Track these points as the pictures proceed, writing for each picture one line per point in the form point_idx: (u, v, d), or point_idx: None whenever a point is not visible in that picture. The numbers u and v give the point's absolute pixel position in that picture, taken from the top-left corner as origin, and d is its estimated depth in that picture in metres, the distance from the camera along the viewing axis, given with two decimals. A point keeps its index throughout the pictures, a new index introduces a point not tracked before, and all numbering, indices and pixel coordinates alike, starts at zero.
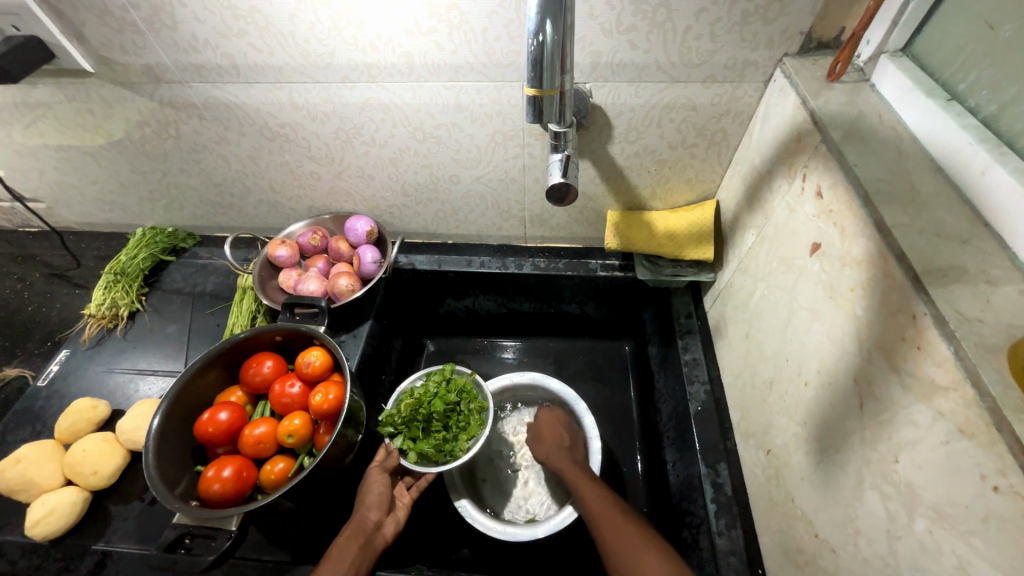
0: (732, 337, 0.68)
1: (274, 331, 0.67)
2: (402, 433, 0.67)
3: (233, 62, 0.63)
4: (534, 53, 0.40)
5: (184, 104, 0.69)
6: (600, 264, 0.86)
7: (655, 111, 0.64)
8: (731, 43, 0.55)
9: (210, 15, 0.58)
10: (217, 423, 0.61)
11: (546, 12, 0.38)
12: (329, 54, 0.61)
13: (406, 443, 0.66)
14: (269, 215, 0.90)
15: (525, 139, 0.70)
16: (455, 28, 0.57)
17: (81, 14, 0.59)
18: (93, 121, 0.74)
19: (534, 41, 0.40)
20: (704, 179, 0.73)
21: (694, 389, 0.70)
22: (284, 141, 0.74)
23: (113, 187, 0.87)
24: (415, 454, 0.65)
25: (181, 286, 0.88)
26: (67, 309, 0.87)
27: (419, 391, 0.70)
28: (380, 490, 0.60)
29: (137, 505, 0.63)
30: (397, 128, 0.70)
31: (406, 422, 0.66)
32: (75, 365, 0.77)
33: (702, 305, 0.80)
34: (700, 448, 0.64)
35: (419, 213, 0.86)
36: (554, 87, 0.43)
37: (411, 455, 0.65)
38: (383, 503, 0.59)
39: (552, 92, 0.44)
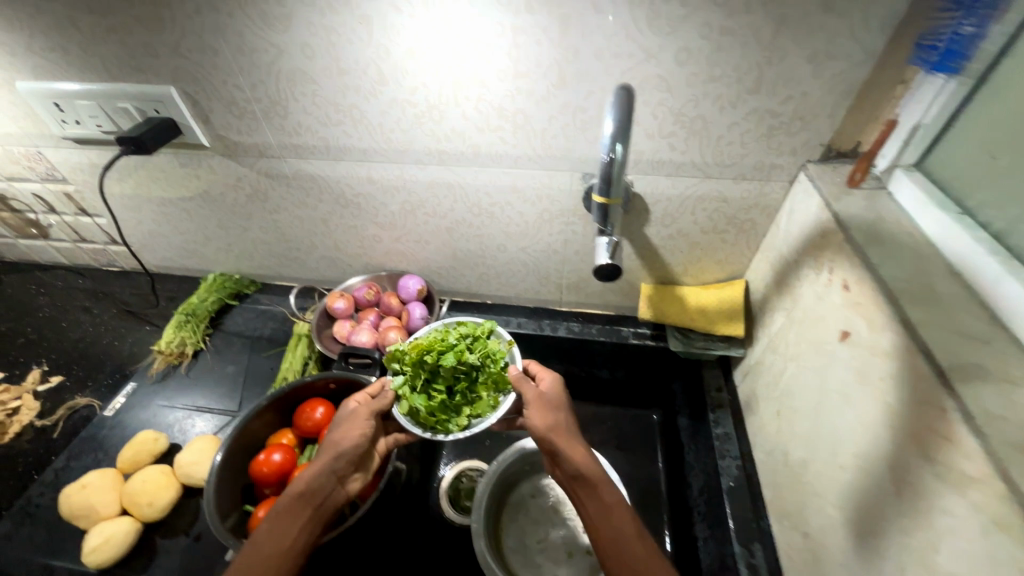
0: (764, 414, 0.70)
1: (328, 378, 0.72)
2: (405, 376, 0.67)
3: (326, 144, 0.74)
4: (607, 168, 0.48)
5: (276, 174, 0.81)
6: (632, 332, 0.91)
7: (689, 201, 0.72)
8: (759, 149, 0.64)
9: (316, 108, 0.69)
10: (270, 464, 0.64)
11: (617, 138, 0.46)
12: (408, 141, 0.71)
13: (401, 391, 0.66)
14: (328, 269, 0.99)
15: (569, 219, 0.78)
16: (519, 127, 0.66)
17: (212, 103, 0.71)
18: (196, 183, 0.86)
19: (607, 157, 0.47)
20: (733, 261, 0.80)
21: (727, 463, 0.71)
22: (355, 208, 0.84)
23: (197, 238, 0.98)
24: (405, 406, 0.64)
25: (242, 328, 0.95)
26: (137, 344, 0.95)
27: (438, 337, 0.69)
28: (357, 435, 0.59)
29: (182, 540, 0.66)
30: (457, 204, 0.79)
31: (410, 363, 0.66)
32: (141, 397, 0.84)
33: (732, 380, 0.82)
34: (733, 526, 0.65)
35: (465, 275, 0.94)
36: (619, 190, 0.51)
37: (401, 406, 0.64)
38: (349, 458, 0.58)
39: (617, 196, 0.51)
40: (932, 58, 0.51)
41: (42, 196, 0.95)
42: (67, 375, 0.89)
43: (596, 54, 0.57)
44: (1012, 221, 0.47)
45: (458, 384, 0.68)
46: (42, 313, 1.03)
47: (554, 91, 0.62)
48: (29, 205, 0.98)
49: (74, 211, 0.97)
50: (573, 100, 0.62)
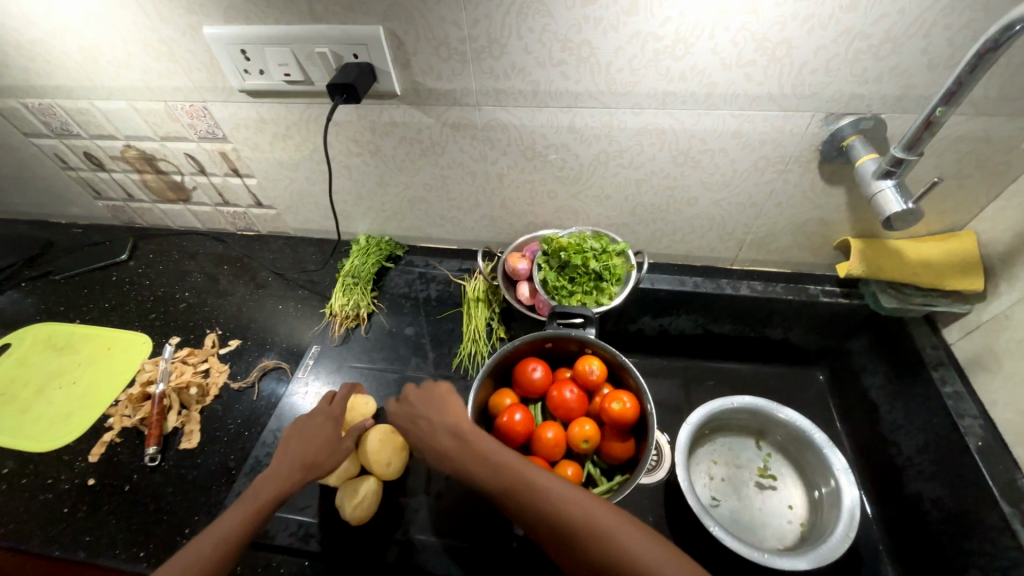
0: (1014, 373, 0.66)
1: (545, 338, 0.70)
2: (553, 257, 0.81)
3: (536, 88, 0.68)
4: None
5: (464, 125, 0.76)
6: (820, 290, 0.86)
7: (941, 143, 0.65)
8: None
9: (539, 47, 0.63)
10: (516, 423, 0.63)
11: None
12: (634, 83, 0.65)
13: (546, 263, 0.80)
14: (485, 228, 0.96)
15: (787, 166, 0.72)
16: (774, 61, 0.60)
17: (419, 45, 0.66)
18: (369, 138, 0.81)
19: None
20: (961, 211, 0.74)
21: (968, 423, 0.68)
22: (541, 160, 0.79)
23: (351, 198, 0.94)
24: (542, 273, 0.79)
25: (405, 290, 0.93)
26: (301, 308, 0.94)
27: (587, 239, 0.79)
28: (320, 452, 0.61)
29: (424, 498, 0.66)
30: (662, 152, 0.74)
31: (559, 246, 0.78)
32: (329, 358, 0.84)
33: (942, 335, 0.78)
34: (995, 486, 0.63)
35: (636, 232, 0.90)
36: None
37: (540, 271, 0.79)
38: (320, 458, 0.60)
39: None
40: None
41: (194, 155, 0.92)
42: (243, 339, 0.90)
43: None
44: None
45: (585, 279, 0.76)
46: (195, 278, 1.03)
47: (838, 15, 0.55)
48: (177, 165, 0.94)
49: (225, 172, 0.94)
50: (858, 26, 0.55)
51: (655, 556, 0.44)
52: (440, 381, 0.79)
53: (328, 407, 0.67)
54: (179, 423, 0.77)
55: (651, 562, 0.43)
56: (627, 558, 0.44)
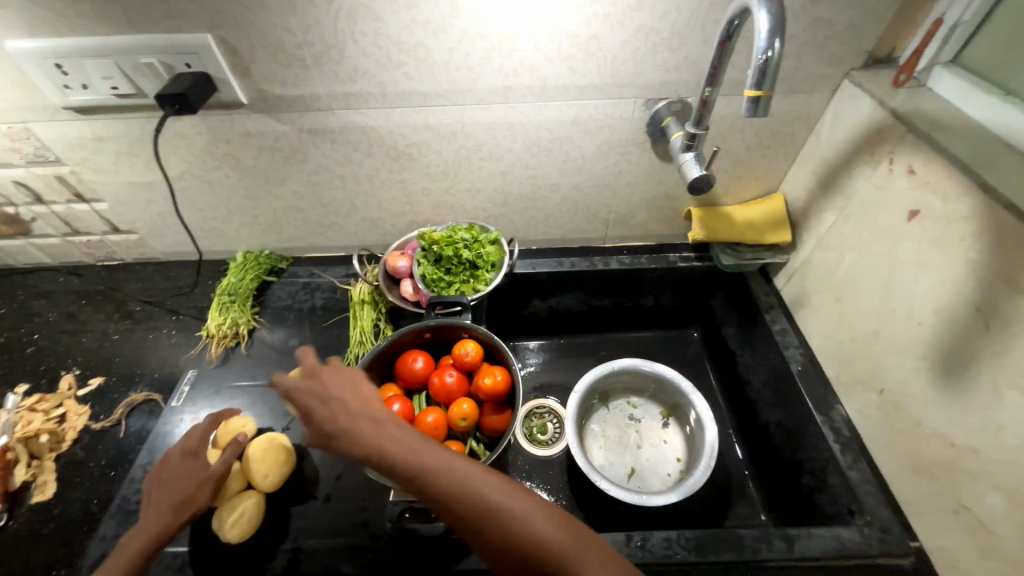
0: (819, 305, 0.80)
1: (424, 328, 0.72)
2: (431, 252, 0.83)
3: (383, 89, 0.71)
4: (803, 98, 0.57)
5: (321, 130, 0.76)
6: (678, 257, 0.97)
7: (740, 119, 0.77)
8: (811, 61, 0.69)
9: (376, 49, 0.66)
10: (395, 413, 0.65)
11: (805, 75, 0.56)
12: (474, 79, 0.70)
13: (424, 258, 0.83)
14: (368, 232, 0.96)
15: (626, 148, 0.81)
16: (590, 55, 0.67)
17: (255, 51, 0.65)
18: (225, 149, 0.79)
19: None
20: (771, 176, 0.87)
21: (791, 352, 0.81)
22: (406, 159, 0.82)
23: (219, 214, 0.90)
24: (420, 267, 0.81)
25: (289, 303, 0.91)
26: (175, 334, 0.88)
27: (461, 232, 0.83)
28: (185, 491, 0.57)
29: (314, 504, 0.67)
30: (516, 143, 0.79)
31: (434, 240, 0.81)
32: (207, 381, 0.80)
33: (773, 284, 0.92)
34: (810, 401, 0.75)
35: (514, 221, 0.95)
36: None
37: (419, 266, 0.82)
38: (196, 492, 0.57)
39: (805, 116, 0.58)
40: None
41: (25, 182, 0.83)
42: (107, 376, 0.83)
43: None
44: None
45: (460, 268, 0.80)
46: (46, 319, 0.93)
47: (630, 13, 0.63)
48: (6, 195, 0.85)
49: (67, 198, 0.86)
50: (648, 22, 0.64)
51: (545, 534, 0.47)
52: None
53: (184, 442, 0.61)
54: (29, 476, 0.69)
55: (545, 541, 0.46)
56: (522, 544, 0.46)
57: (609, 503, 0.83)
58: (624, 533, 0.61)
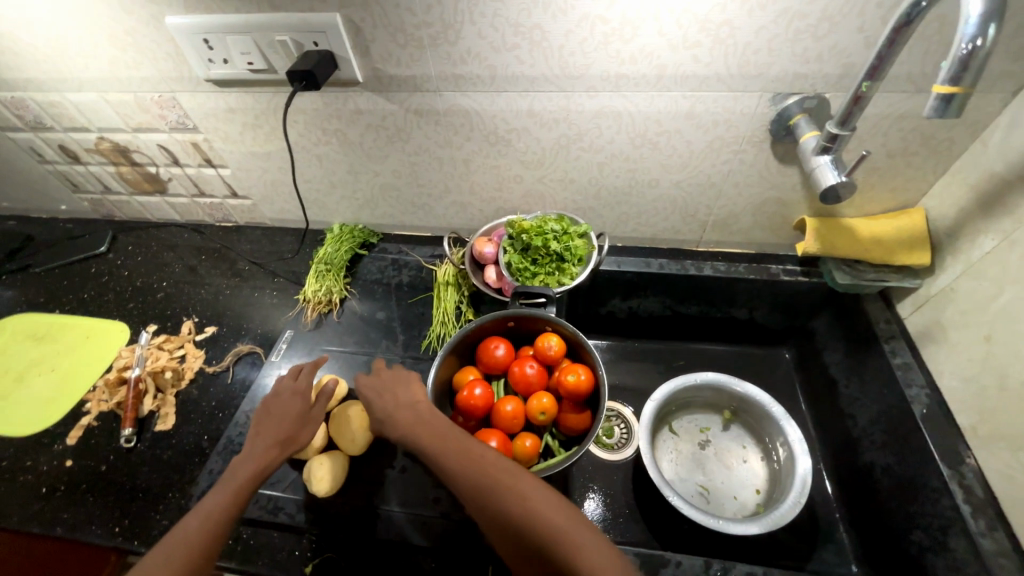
0: (957, 342, 0.69)
1: (509, 316, 0.72)
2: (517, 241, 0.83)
3: (493, 73, 0.70)
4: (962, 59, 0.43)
5: (427, 111, 0.77)
6: (781, 269, 0.88)
7: (886, 121, 0.67)
8: (994, 55, 0.58)
9: (493, 31, 0.65)
10: (475, 398, 0.65)
11: (990, 18, 0.41)
12: (587, 66, 0.67)
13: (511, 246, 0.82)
14: (456, 214, 0.97)
15: (741, 146, 0.74)
16: (719, 42, 0.62)
17: (377, 31, 0.67)
18: (337, 126, 0.83)
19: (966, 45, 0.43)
20: (911, 188, 0.76)
21: (914, 391, 0.71)
22: (504, 145, 0.81)
23: (323, 186, 0.96)
24: (506, 256, 0.81)
25: (378, 276, 0.95)
26: (276, 295, 0.96)
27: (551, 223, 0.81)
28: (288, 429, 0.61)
29: (391, 472, 0.68)
30: (620, 135, 0.76)
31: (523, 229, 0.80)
32: (302, 342, 0.86)
33: (895, 311, 0.81)
34: (933, 449, 0.65)
35: (603, 216, 0.92)
36: (967, 87, 0.44)
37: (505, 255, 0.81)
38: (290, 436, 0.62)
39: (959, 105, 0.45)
40: None
41: (167, 146, 0.93)
42: (219, 326, 0.91)
43: None
44: None
45: (548, 260, 0.79)
46: (173, 269, 1.04)
47: None
48: (151, 156, 0.96)
49: (199, 162, 0.95)
50: (794, 6, 0.57)
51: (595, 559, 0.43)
52: (411, 361, 0.82)
53: (293, 381, 0.66)
54: (154, 407, 0.79)
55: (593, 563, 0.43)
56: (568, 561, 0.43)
57: (678, 520, 0.79)
58: (704, 559, 0.59)
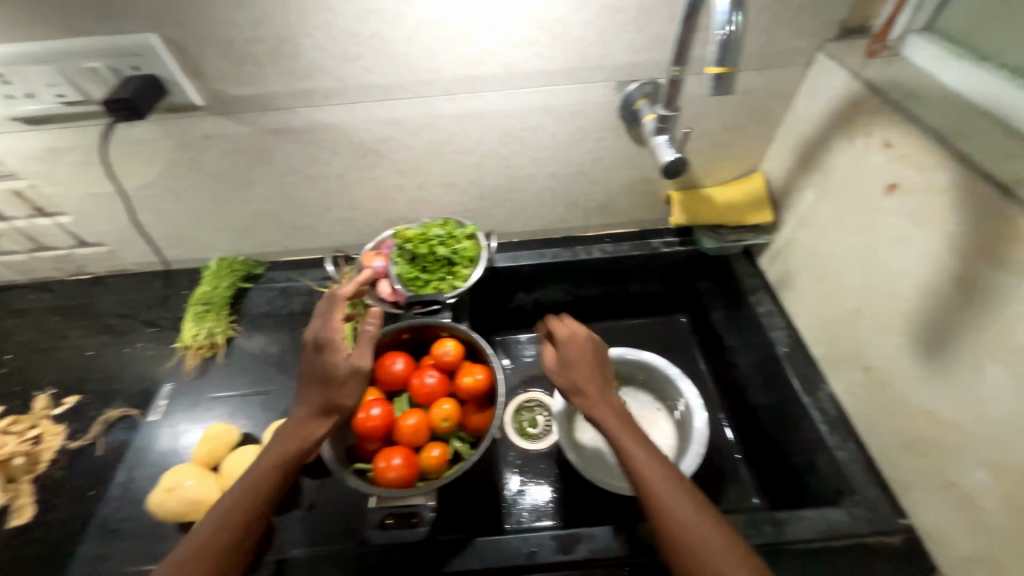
0: (803, 285, 0.78)
1: (403, 329, 0.70)
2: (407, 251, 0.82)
3: (344, 84, 0.68)
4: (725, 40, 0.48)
5: (284, 130, 0.74)
6: (661, 242, 0.95)
7: (716, 98, 0.75)
8: (783, 34, 0.67)
9: (332, 43, 0.63)
10: (374, 418, 0.63)
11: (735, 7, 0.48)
12: (437, 70, 0.67)
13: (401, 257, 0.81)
14: (345, 232, 0.94)
15: (601, 134, 0.79)
16: (554, 38, 0.65)
17: (205, 50, 0.63)
18: (186, 155, 0.76)
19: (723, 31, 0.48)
20: (751, 155, 0.85)
21: (777, 334, 0.80)
22: (375, 156, 0.79)
23: (189, 221, 0.88)
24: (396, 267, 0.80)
25: (267, 309, 0.89)
26: (151, 347, 0.86)
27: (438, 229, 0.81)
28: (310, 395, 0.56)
29: (296, 512, 0.64)
30: (487, 134, 0.77)
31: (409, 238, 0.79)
32: (184, 394, 0.77)
33: (758, 266, 0.90)
34: (796, 382, 0.74)
35: (493, 214, 0.93)
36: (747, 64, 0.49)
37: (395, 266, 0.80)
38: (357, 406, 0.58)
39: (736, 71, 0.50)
40: None
41: None
42: (84, 393, 0.81)
43: None
44: None
45: (437, 266, 0.78)
46: (19, 338, 0.90)
47: None
48: None
49: (28, 212, 0.83)
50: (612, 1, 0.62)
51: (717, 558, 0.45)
52: None
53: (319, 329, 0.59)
54: (4, 500, 0.68)
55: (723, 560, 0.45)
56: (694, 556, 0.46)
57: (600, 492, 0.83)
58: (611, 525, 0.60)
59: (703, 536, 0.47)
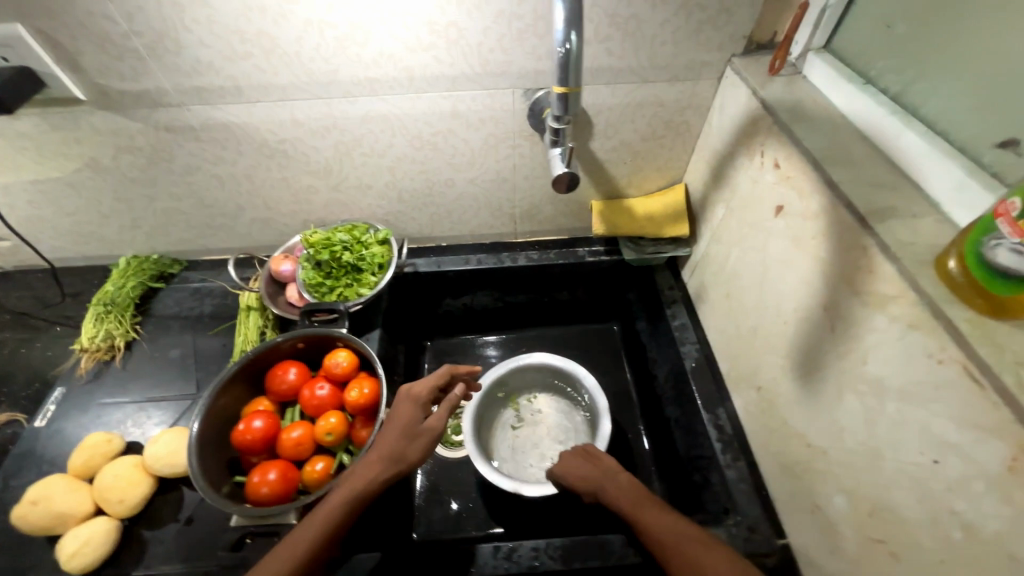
0: (713, 300, 0.78)
1: (297, 338, 0.69)
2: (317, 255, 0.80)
3: (236, 83, 0.65)
4: (563, 59, 0.45)
5: (180, 127, 0.71)
6: (587, 251, 0.94)
7: (629, 109, 0.73)
8: (689, 47, 0.66)
9: (216, 39, 0.60)
10: (254, 430, 0.62)
11: (571, 25, 0.43)
12: (333, 71, 0.65)
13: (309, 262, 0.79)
14: (263, 233, 0.91)
15: (515, 141, 0.77)
16: (452, 43, 0.63)
17: (78, 43, 0.59)
18: (78, 150, 0.73)
19: (562, 50, 0.45)
20: (673, 166, 0.84)
21: (686, 348, 0.79)
22: (282, 157, 0.77)
23: (94, 218, 0.84)
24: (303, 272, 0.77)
25: (176, 310, 0.86)
26: (50, 348, 0.82)
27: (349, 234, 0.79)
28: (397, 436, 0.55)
29: (172, 527, 0.62)
30: (397, 138, 0.75)
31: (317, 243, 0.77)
32: (75, 401, 0.74)
33: (680, 278, 0.90)
34: (698, 399, 0.74)
35: (415, 218, 0.91)
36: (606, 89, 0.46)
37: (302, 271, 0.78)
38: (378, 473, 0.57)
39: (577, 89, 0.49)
40: None
41: None
42: None
43: None
44: (906, 83, 0.52)
45: (344, 274, 0.77)
46: None
47: None
48: None
49: None
50: (506, 7, 0.60)
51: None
52: None
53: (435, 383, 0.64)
54: None
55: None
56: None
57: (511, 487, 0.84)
58: (492, 544, 0.60)
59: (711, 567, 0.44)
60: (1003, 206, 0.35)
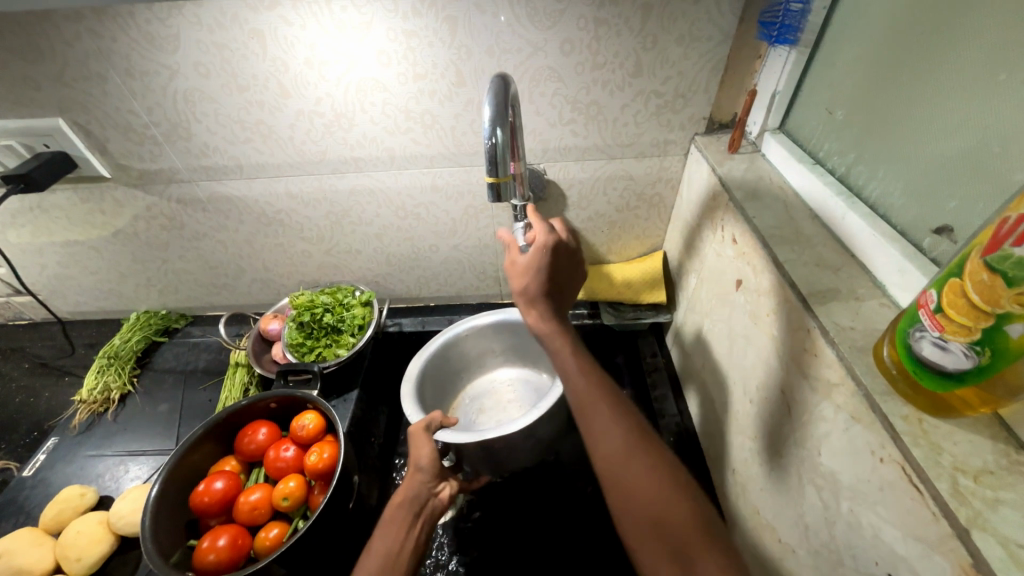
0: (691, 370, 0.76)
1: (268, 399, 0.71)
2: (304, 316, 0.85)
3: (238, 163, 0.73)
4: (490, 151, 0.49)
5: (189, 199, 0.78)
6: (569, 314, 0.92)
7: (600, 182, 0.76)
8: (651, 127, 0.69)
9: (221, 127, 0.69)
10: (213, 491, 0.63)
11: (497, 122, 0.48)
12: (322, 152, 0.72)
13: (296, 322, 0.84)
14: (261, 291, 0.96)
15: (494, 212, 0.81)
16: (427, 127, 0.69)
17: (107, 132, 0.69)
18: (102, 218, 0.81)
19: (490, 142, 0.49)
20: (651, 234, 0.85)
21: (666, 422, 0.77)
22: (279, 225, 0.83)
23: (113, 277, 0.92)
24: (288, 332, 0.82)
25: (173, 364, 0.90)
26: (55, 397, 0.87)
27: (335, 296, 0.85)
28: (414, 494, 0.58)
29: None
30: (382, 209, 0.80)
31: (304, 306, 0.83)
32: (64, 452, 0.77)
33: (665, 345, 0.88)
34: None
35: (403, 280, 0.94)
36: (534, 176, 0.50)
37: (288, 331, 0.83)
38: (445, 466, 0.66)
39: (507, 178, 0.53)
40: (773, 32, 0.57)
41: None
42: None
43: (488, 51, 0.62)
44: (850, 164, 0.54)
45: (325, 334, 0.80)
46: None
47: (455, 89, 0.65)
48: None
49: None
50: (475, 97, 0.66)
51: (647, 479, 0.43)
52: None
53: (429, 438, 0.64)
54: None
55: (649, 484, 0.43)
56: (627, 478, 0.44)
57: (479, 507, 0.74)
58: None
59: (634, 465, 0.44)
60: (923, 296, 0.35)
